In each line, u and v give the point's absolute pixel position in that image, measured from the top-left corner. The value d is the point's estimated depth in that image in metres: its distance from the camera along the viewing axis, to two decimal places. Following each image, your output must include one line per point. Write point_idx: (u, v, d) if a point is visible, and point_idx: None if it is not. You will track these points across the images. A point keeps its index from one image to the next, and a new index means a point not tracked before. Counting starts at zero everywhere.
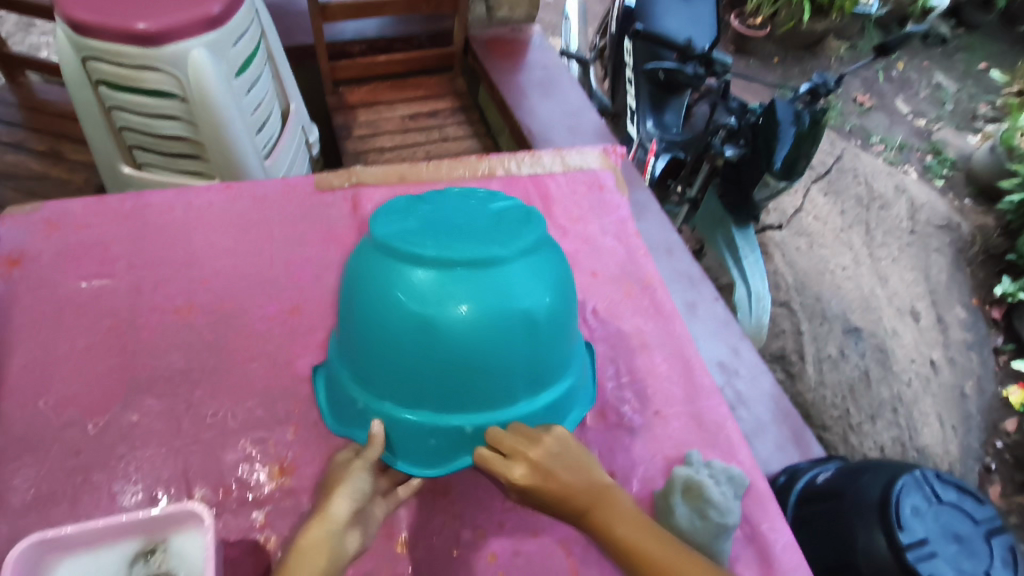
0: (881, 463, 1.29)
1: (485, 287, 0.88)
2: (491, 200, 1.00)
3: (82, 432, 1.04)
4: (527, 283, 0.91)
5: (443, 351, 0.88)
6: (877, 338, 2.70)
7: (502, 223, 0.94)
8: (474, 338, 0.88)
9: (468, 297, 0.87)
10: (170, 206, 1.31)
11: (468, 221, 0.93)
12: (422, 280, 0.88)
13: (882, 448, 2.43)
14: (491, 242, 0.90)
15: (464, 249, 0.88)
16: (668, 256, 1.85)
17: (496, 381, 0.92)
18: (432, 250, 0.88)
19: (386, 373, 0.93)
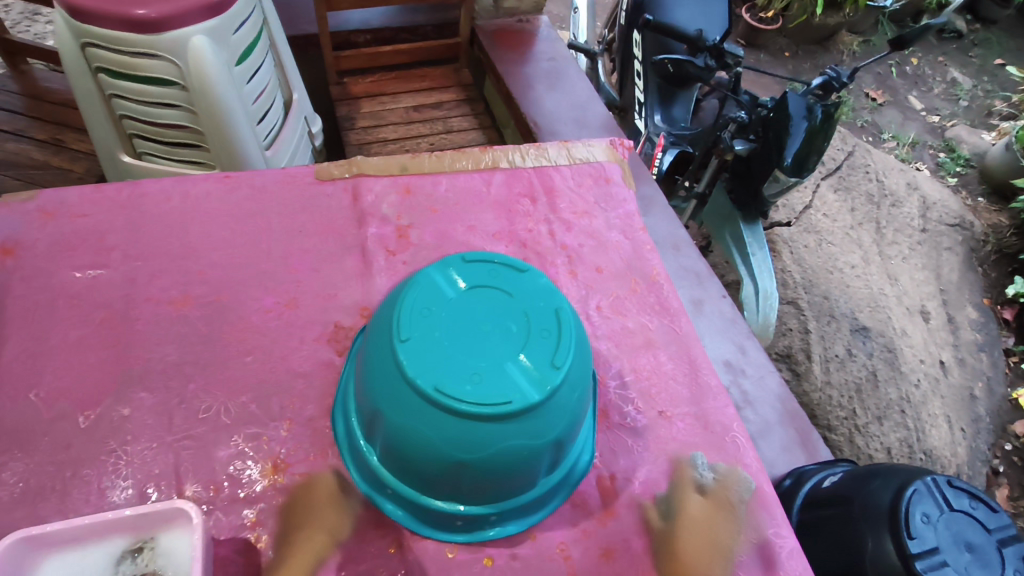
0: (892, 468, 1.26)
1: (526, 422, 0.88)
2: (514, 294, 0.95)
3: (73, 426, 1.02)
4: (561, 408, 0.91)
5: (480, 473, 0.90)
6: (886, 338, 2.66)
7: (534, 335, 0.91)
8: (512, 461, 0.90)
9: (509, 433, 0.87)
10: (167, 195, 1.29)
11: (500, 342, 0.89)
12: (463, 425, 0.86)
13: (888, 450, 2.39)
14: (528, 375, 0.87)
15: (503, 387, 0.86)
16: (675, 251, 1.81)
17: (525, 481, 0.96)
18: (470, 391, 0.85)
19: (417, 472, 0.93)
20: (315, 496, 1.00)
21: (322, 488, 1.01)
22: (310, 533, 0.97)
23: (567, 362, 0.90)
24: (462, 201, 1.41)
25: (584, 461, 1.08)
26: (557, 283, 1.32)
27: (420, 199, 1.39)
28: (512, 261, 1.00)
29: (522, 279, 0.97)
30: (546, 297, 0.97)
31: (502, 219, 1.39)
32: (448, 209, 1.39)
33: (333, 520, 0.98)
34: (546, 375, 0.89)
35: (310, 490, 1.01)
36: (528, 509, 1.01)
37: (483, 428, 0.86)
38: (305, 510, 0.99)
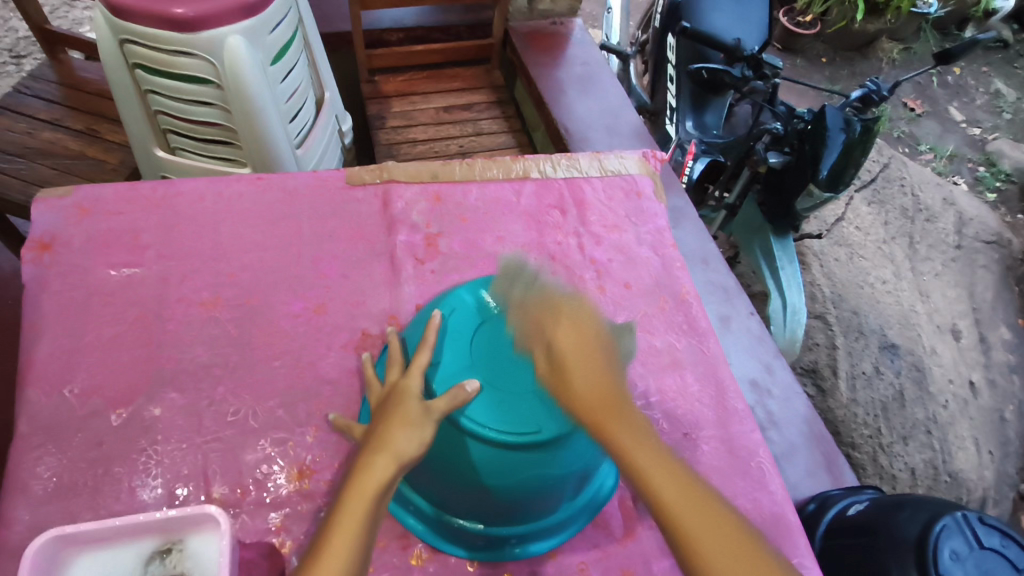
0: (922, 500, 1.23)
1: (552, 451, 0.91)
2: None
3: (105, 423, 1.03)
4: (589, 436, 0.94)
5: (505, 496, 0.93)
6: (914, 356, 2.60)
7: None
8: (537, 486, 0.93)
9: (535, 461, 0.90)
10: (201, 195, 1.30)
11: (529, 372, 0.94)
12: (491, 452, 0.89)
13: (913, 471, 2.33)
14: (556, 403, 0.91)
15: (531, 416, 0.90)
16: (704, 266, 1.79)
17: (548, 503, 0.98)
18: (498, 418, 0.89)
19: (443, 489, 0.96)
20: (398, 406, 0.87)
21: (411, 402, 0.87)
22: (381, 444, 0.84)
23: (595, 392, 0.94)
24: (492, 210, 1.40)
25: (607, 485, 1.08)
26: (584, 297, 1.31)
27: (450, 207, 1.39)
28: (546, 286, 1.06)
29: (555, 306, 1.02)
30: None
31: (532, 230, 1.39)
32: (478, 217, 1.38)
33: (410, 434, 0.84)
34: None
35: (394, 400, 0.89)
36: (550, 532, 1.02)
37: (511, 455, 0.89)
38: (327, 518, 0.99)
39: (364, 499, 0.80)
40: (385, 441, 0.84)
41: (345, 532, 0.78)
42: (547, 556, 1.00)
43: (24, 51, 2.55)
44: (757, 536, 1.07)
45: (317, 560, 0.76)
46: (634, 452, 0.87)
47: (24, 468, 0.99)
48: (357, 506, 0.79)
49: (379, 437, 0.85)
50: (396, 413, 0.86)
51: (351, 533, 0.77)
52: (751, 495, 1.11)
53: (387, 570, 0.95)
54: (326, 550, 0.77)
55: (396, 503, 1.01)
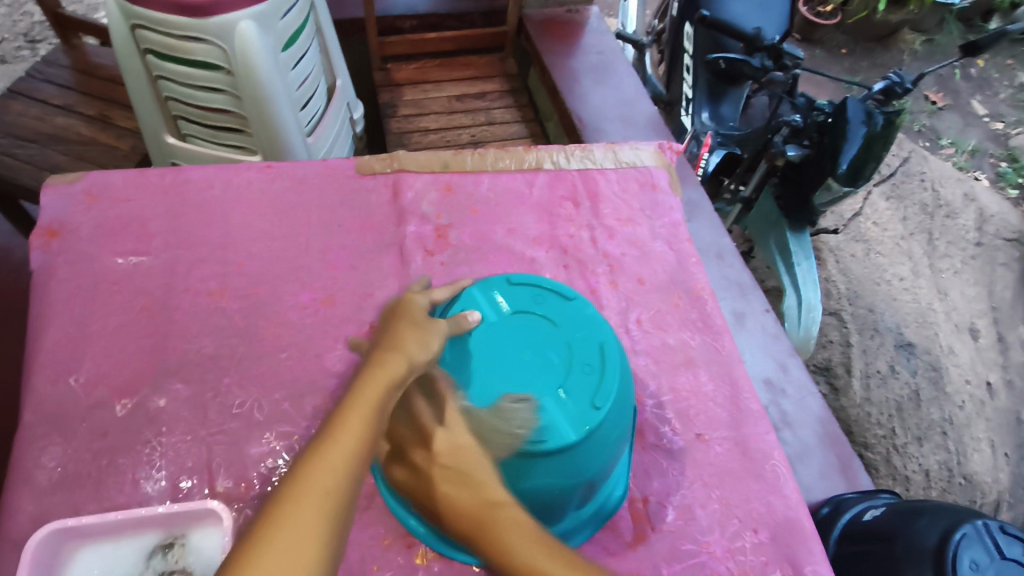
0: (941, 507, 1.20)
1: (557, 461, 0.89)
2: (560, 323, 0.97)
3: (110, 414, 1.02)
4: (600, 445, 0.92)
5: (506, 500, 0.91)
6: (931, 356, 2.55)
7: (571, 374, 0.92)
8: (541, 494, 0.91)
9: (539, 470, 0.89)
10: (210, 183, 1.28)
11: (538, 377, 0.91)
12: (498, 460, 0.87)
13: (927, 472, 2.29)
14: (566, 412, 0.89)
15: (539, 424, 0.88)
16: (718, 261, 1.75)
17: (553, 511, 0.95)
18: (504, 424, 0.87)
19: None
20: (412, 319, 0.86)
21: (432, 325, 0.86)
22: (394, 346, 0.82)
23: (608, 404, 0.91)
24: (504, 202, 1.37)
25: (616, 494, 1.04)
26: (596, 292, 1.28)
27: (461, 198, 1.36)
28: (561, 287, 1.03)
29: (568, 309, 0.99)
30: (591, 328, 0.97)
31: (544, 223, 1.36)
32: (489, 209, 1.35)
33: (423, 341, 0.83)
34: (585, 415, 0.90)
35: (408, 319, 0.86)
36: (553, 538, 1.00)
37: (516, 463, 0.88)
38: None
39: (383, 388, 0.76)
40: (399, 344, 0.82)
41: (361, 413, 0.73)
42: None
43: (39, 36, 2.54)
44: (771, 541, 1.05)
45: (330, 437, 0.71)
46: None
47: (29, 458, 0.98)
48: (371, 394, 0.75)
49: (393, 341, 0.83)
50: (412, 330, 0.84)
51: (367, 415, 0.73)
52: (765, 498, 1.09)
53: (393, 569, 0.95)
54: (341, 427, 0.72)
55: (398, 502, 0.99)
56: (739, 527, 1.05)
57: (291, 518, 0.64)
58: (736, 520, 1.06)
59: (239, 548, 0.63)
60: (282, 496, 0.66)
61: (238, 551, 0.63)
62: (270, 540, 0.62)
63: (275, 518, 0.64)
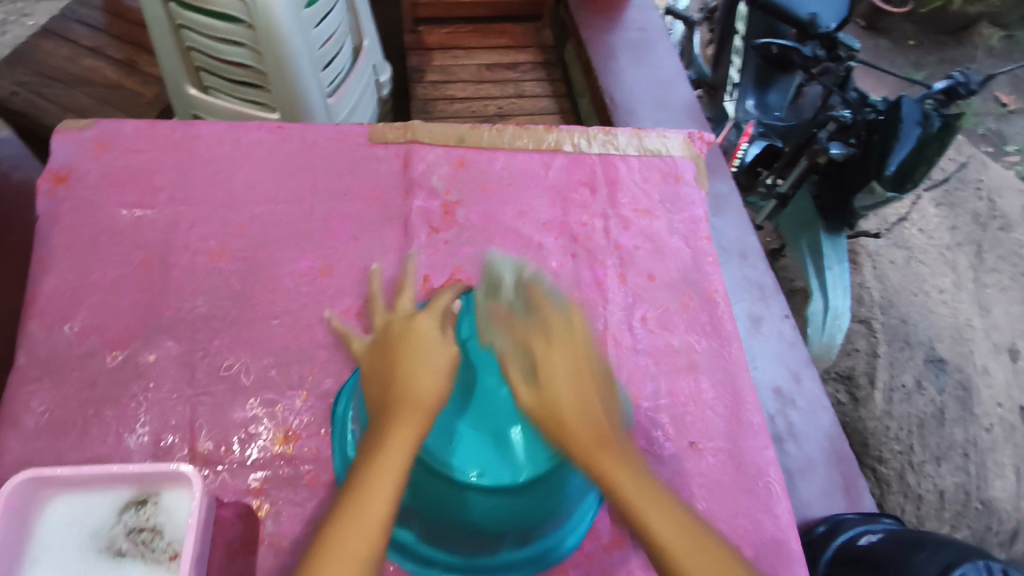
0: (946, 544, 1.13)
1: (494, 500, 0.92)
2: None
3: (101, 364, 1.03)
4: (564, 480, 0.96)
5: (444, 521, 0.94)
6: (962, 374, 2.41)
7: None
8: (482, 524, 0.93)
9: (502, 506, 0.92)
10: (220, 140, 1.26)
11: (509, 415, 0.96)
12: (469, 493, 0.91)
13: (942, 495, 2.15)
14: (514, 458, 0.93)
15: (486, 459, 0.92)
16: (741, 260, 1.66)
17: (486, 541, 0.94)
18: (455, 454, 0.92)
19: (408, 513, 0.95)
20: (422, 344, 0.88)
21: (434, 344, 0.88)
22: (410, 384, 0.83)
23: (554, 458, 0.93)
24: (517, 182, 1.32)
25: (567, 543, 0.97)
26: (603, 285, 1.23)
27: (472, 174, 1.32)
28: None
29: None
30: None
31: (556, 207, 1.30)
32: (501, 189, 1.31)
33: (431, 369, 0.85)
34: (530, 465, 0.92)
35: (408, 340, 0.88)
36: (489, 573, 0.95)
37: (486, 495, 0.91)
38: (308, 486, 0.98)
39: (408, 433, 0.78)
40: (414, 380, 0.83)
41: (392, 461, 0.75)
42: None
43: None
44: (754, 561, 1.01)
45: (363, 487, 0.73)
46: (619, 483, 0.76)
47: (19, 400, 0.99)
48: (397, 451, 0.76)
49: (408, 376, 0.84)
50: (417, 354, 0.86)
51: (396, 463, 0.75)
52: (755, 515, 1.05)
53: None
54: (373, 478, 0.74)
55: None
56: None
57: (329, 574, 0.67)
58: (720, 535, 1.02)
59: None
60: (321, 549, 0.69)
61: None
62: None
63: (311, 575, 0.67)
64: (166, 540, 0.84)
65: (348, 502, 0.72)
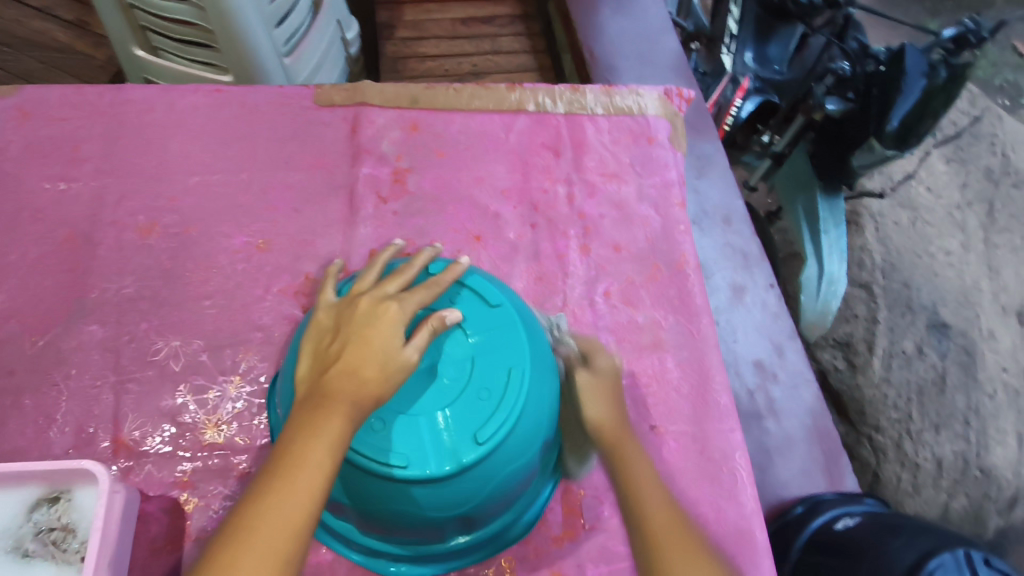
0: (924, 530, 1.07)
1: (421, 490, 0.72)
2: (471, 333, 0.76)
3: (19, 351, 0.97)
4: (519, 470, 0.78)
5: (369, 513, 0.76)
6: (967, 339, 2.16)
7: (504, 400, 0.72)
8: (416, 522, 0.76)
9: (441, 504, 0.74)
10: (151, 105, 1.17)
11: (459, 400, 0.72)
12: (401, 491, 0.72)
13: (940, 462, 1.98)
14: (439, 441, 0.70)
15: (404, 443, 0.70)
16: (724, 226, 1.55)
17: (427, 534, 0.84)
18: (365, 438, 0.70)
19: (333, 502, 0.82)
20: (361, 323, 0.68)
21: (381, 324, 0.68)
22: (339, 374, 0.66)
23: (493, 440, 0.71)
24: (476, 146, 1.22)
25: (524, 521, 0.92)
26: (564, 258, 1.14)
27: (426, 138, 1.21)
28: (486, 286, 0.81)
29: (485, 318, 0.77)
30: (505, 346, 0.75)
31: (516, 173, 1.20)
32: (457, 153, 1.20)
33: (368, 358, 0.66)
34: (462, 449, 0.71)
35: (351, 319, 0.69)
36: (441, 557, 0.90)
37: (423, 493, 0.72)
38: (239, 479, 0.92)
39: (341, 422, 0.63)
40: (344, 370, 0.66)
41: (317, 454, 0.62)
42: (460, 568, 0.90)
43: None
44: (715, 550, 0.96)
45: (281, 482, 0.60)
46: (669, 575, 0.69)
47: None
48: (316, 457, 0.61)
49: (338, 364, 0.66)
50: (361, 337, 0.67)
51: (324, 457, 0.62)
52: (718, 504, 0.98)
53: None
54: (296, 471, 0.61)
55: None
56: None
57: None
58: None
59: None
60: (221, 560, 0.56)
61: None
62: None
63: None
64: (79, 540, 0.80)
65: (248, 513, 0.58)
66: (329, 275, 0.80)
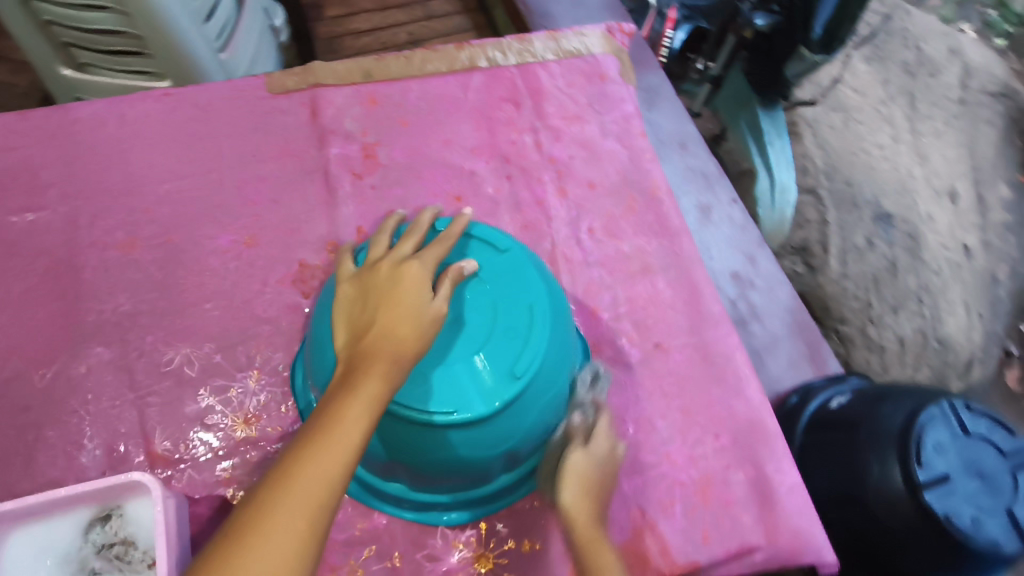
0: (907, 391, 1.18)
1: (470, 433, 0.77)
2: (487, 280, 0.81)
3: (29, 387, 0.96)
4: (551, 401, 0.84)
5: (421, 466, 0.81)
6: (909, 226, 2.19)
7: (533, 336, 0.78)
8: (468, 466, 0.82)
9: (488, 442, 0.79)
10: (102, 120, 1.14)
11: (492, 345, 0.77)
12: (450, 437, 0.77)
13: (902, 342, 2.08)
14: (480, 383, 0.75)
15: (447, 392, 0.75)
16: (681, 152, 1.62)
17: (475, 478, 0.90)
18: (410, 394, 0.74)
19: (384, 465, 0.87)
20: (388, 284, 0.72)
21: (405, 283, 0.71)
22: (375, 333, 0.69)
23: (530, 373, 0.76)
24: (437, 110, 1.23)
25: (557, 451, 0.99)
26: (544, 203, 1.18)
27: (388, 109, 1.22)
28: (490, 234, 0.86)
29: (499, 264, 0.82)
30: (520, 285, 0.81)
31: (482, 130, 1.23)
32: (421, 120, 1.22)
33: (399, 315, 0.69)
34: (501, 386, 0.76)
35: (376, 284, 0.73)
36: (488, 499, 0.96)
37: (471, 436, 0.77)
38: None
39: (381, 380, 0.66)
40: (379, 330, 0.69)
41: (356, 409, 0.63)
42: (508, 506, 0.97)
43: None
44: (732, 445, 1.04)
45: (320, 436, 0.61)
46: None
47: None
48: (355, 413, 0.63)
49: (373, 326, 0.69)
50: (389, 298, 0.70)
51: (362, 413, 0.63)
52: (727, 402, 1.07)
53: (348, 509, 0.95)
54: (336, 426, 0.62)
55: None
56: (700, 434, 1.04)
57: (268, 534, 0.55)
58: (697, 428, 1.05)
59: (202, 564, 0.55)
60: (263, 502, 0.57)
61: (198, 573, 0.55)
62: (238, 560, 0.54)
63: (251, 532, 0.56)
64: (141, 550, 0.83)
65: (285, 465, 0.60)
66: (342, 250, 0.83)
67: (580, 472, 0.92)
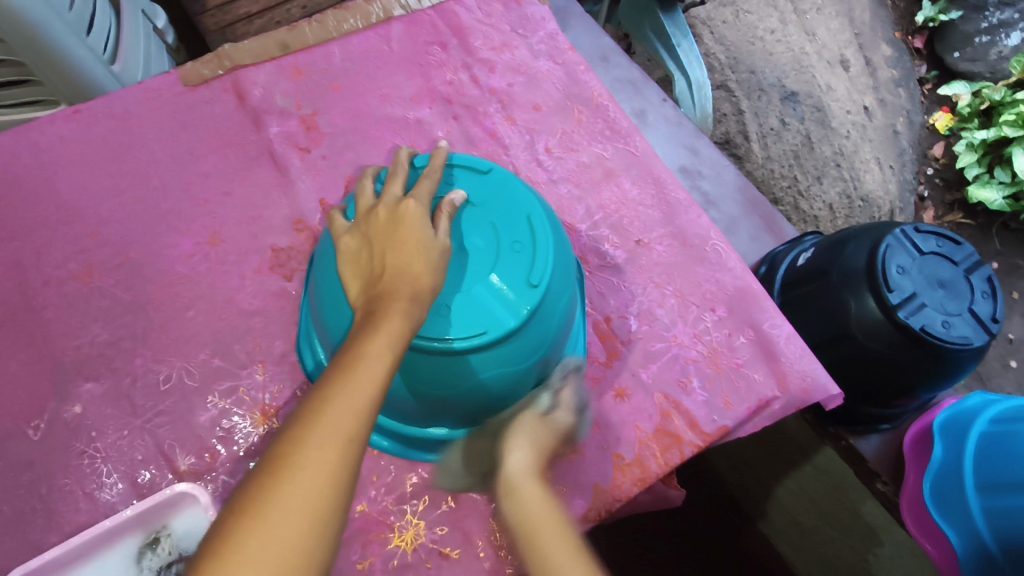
0: (863, 229, 1.25)
1: (504, 350, 0.80)
2: (480, 203, 0.83)
3: (25, 442, 0.91)
4: (563, 309, 0.87)
5: (459, 397, 0.83)
6: (815, 97, 2.15)
7: (538, 247, 0.81)
8: (502, 385, 0.84)
9: (517, 356, 0.82)
10: (14, 154, 1.05)
11: (502, 261, 0.80)
12: (481, 359, 0.79)
13: (831, 208, 2.03)
14: (502, 298, 0.78)
15: (473, 315, 0.77)
16: (603, 64, 1.64)
17: None
18: (435, 326, 0.76)
19: (419, 412, 0.88)
20: (392, 224, 0.73)
21: (408, 220, 0.73)
22: (386, 273, 0.69)
23: (544, 279, 0.80)
24: (366, 67, 1.20)
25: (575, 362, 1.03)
26: (496, 134, 1.19)
27: (315, 77, 1.17)
28: (469, 161, 0.89)
29: (488, 189, 0.84)
30: (512, 201, 0.84)
31: (415, 78, 1.21)
32: (351, 81, 1.18)
33: (406, 250, 0.70)
34: (522, 296, 0.79)
35: (379, 228, 0.74)
36: None
37: (500, 354, 0.80)
38: None
39: (401, 316, 0.65)
40: (390, 269, 0.69)
41: (379, 345, 0.63)
42: None
43: None
44: (729, 313, 1.10)
45: (346, 372, 0.60)
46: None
47: None
48: (377, 350, 0.62)
49: (384, 268, 0.70)
50: (397, 237, 0.71)
51: (385, 347, 0.63)
52: (714, 277, 1.12)
53: (394, 466, 0.96)
54: (360, 362, 0.61)
55: None
56: (698, 312, 1.10)
57: (302, 466, 0.54)
58: (694, 307, 1.10)
59: (238, 502, 0.54)
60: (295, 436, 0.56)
61: (234, 510, 0.53)
62: (273, 494, 0.53)
63: (288, 463, 0.54)
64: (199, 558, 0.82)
65: (314, 401, 0.59)
66: (329, 211, 0.83)
67: (538, 436, 0.83)
